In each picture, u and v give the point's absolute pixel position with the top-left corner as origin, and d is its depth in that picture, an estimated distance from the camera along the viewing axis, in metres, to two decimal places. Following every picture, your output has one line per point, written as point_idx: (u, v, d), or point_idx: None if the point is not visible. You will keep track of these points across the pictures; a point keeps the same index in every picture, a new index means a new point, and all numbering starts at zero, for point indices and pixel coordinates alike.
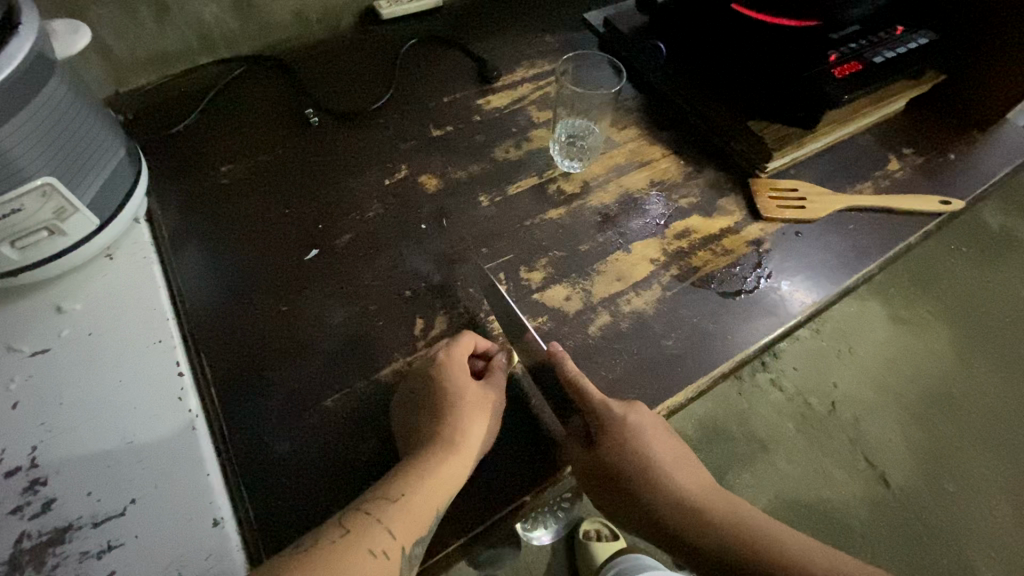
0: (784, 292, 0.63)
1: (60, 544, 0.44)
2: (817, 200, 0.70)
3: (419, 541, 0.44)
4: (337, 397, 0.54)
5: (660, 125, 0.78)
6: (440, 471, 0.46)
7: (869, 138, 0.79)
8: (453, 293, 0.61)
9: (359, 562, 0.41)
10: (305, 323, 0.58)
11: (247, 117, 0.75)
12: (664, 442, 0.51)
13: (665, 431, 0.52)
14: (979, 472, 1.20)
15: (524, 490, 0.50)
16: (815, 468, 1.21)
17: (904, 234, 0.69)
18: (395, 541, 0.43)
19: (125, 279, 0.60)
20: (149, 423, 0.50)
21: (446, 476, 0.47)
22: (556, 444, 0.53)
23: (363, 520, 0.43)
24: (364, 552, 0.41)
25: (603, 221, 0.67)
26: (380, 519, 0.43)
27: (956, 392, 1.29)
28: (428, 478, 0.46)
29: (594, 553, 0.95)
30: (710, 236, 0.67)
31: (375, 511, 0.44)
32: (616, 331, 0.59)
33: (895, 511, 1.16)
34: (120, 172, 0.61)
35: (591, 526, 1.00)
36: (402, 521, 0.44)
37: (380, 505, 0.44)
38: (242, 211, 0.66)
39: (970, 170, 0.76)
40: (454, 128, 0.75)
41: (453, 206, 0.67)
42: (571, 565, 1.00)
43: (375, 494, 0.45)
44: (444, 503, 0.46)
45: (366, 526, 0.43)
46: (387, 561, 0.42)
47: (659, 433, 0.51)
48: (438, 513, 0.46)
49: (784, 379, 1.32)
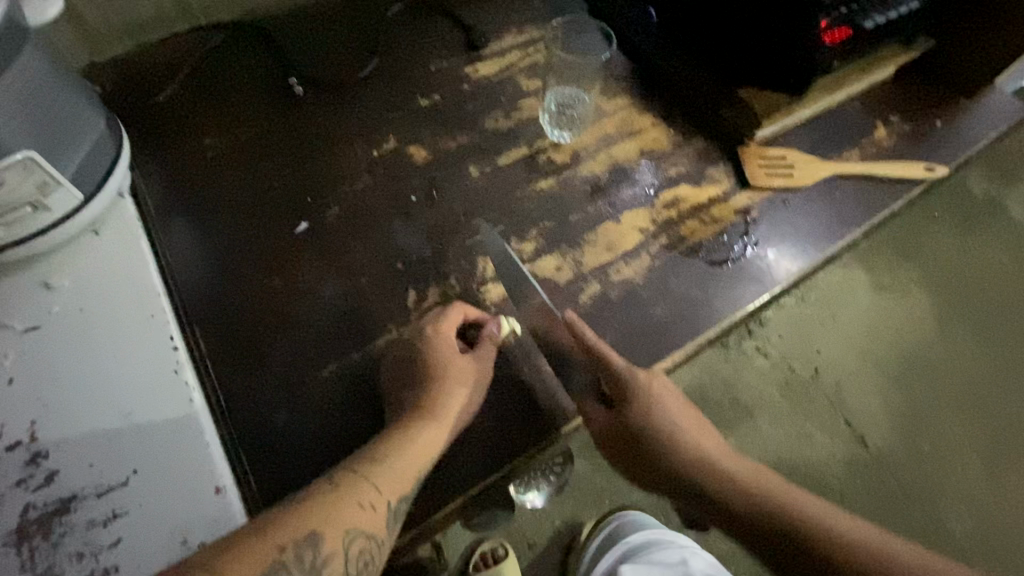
0: (770, 260, 0.64)
1: (66, 514, 0.46)
2: (804, 169, 0.71)
3: (405, 497, 0.46)
4: (333, 368, 0.55)
5: (651, 93, 0.77)
6: (421, 436, 0.48)
7: (858, 105, 0.79)
8: (444, 265, 0.61)
9: (347, 512, 0.44)
10: (297, 297, 0.58)
11: (229, 88, 0.73)
12: (674, 405, 0.53)
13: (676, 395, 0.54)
14: (951, 432, 1.25)
15: (515, 452, 0.52)
16: (796, 431, 1.25)
17: (888, 201, 0.70)
18: (382, 495, 0.45)
19: (113, 254, 0.59)
20: (146, 397, 0.51)
21: (429, 440, 0.48)
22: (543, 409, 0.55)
23: (353, 476, 0.45)
24: (354, 505, 0.44)
25: (593, 191, 0.68)
26: (368, 475, 0.45)
27: (935, 356, 1.34)
28: (414, 439, 0.48)
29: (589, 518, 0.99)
30: (699, 204, 0.68)
31: (365, 468, 0.46)
32: (606, 300, 0.60)
33: (871, 470, 1.22)
34: (102, 146, 0.60)
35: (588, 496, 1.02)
36: (389, 477, 0.46)
37: (369, 463, 0.46)
38: (228, 183, 0.65)
39: (955, 137, 0.77)
40: (442, 97, 0.74)
41: (443, 177, 0.67)
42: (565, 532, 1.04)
43: (363, 454, 0.47)
44: (429, 463, 0.48)
45: (354, 481, 0.45)
46: (373, 514, 0.44)
47: (668, 397, 0.53)
48: (424, 473, 0.47)
49: (769, 345, 1.35)
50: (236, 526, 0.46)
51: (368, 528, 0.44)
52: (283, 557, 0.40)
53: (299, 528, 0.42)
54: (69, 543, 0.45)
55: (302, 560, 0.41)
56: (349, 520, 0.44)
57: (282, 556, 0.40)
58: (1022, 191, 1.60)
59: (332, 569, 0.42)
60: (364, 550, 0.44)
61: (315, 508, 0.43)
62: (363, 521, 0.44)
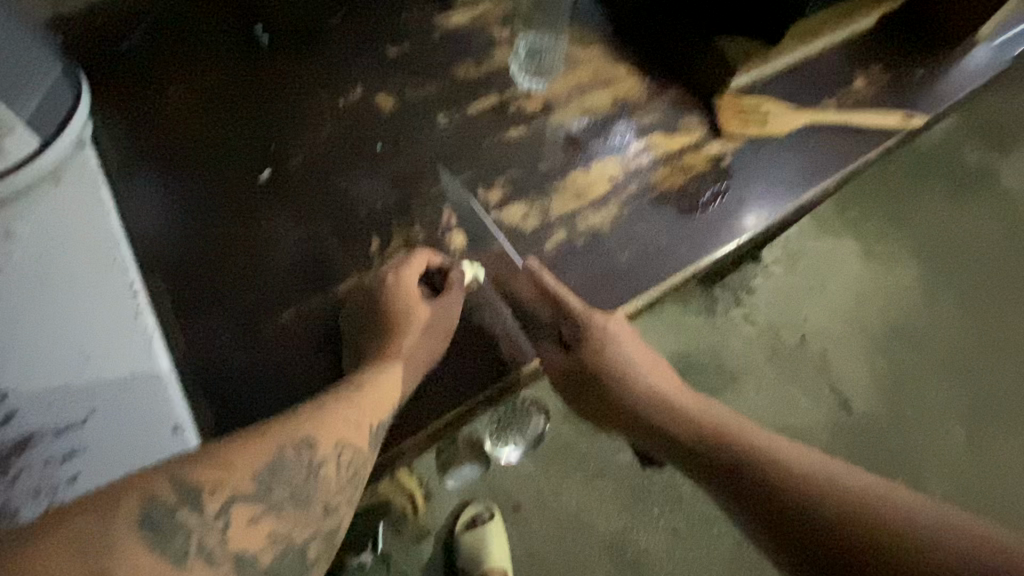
0: (739, 208, 0.64)
1: (24, 451, 0.46)
2: (779, 117, 0.70)
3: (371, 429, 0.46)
4: (295, 311, 0.54)
5: (626, 42, 0.75)
6: (394, 367, 0.49)
7: (839, 55, 0.77)
8: (410, 212, 0.61)
9: (334, 425, 0.43)
10: (260, 244, 0.58)
11: (192, 36, 0.71)
12: (632, 345, 0.56)
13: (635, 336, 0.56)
14: (934, 397, 1.26)
15: (495, 381, 0.53)
16: (780, 396, 1.26)
17: (863, 151, 0.69)
18: (363, 415, 0.45)
19: (73, 199, 0.58)
20: (105, 340, 0.51)
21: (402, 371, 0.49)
22: (520, 344, 0.55)
23: (333, 398, 0.45)
24: (340, 422, 0.44)
25: (565, 140, 0.67)
26: (348, 397, 0.46)
27: (920, 323, 1.34)
28: (390, 370, 0.49)
29: None
30: (671, 153, 0.67)
31: (344, 392, 0.46)
32: (572, 246, 0.60)
33: (853, 434, 1.23)
34: (58, 90, 0.58)
35: None
36: (370, 400, 0.46)
37: (347, 389, 0.47)
38: (191, 132, 0.64)
39: (935, 88, 0.76)
40: (412, 46, 0.72)
41: (411, 126, 0.66)
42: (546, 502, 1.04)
43: (340, 382, 0.47)
44: (404, 392, 0.49)
45: (337, 401, 0.45)
46: (359, 429, 0.44)
47: (625, 337, 0.55)
48: (401, 400, 0.48)
49: (757, 313, 1.33)
50: (190, 448, 0.47)
51: (356, 442, 0.44)
52: (283, 453, 0.41)
53: (267, 446, 0.41)
54: (28, 478, 0.45)
55: (302, 459, 0.41)
56: (338, 433, 0.43)
57: (283, 453, 0.41)
58: (1013, 160, 1.58)
59: (327, 473, 0.42)
60: (354, 461, 0.44)
61: (303, 420, 0.43)
62: (350, 435, 0.44)
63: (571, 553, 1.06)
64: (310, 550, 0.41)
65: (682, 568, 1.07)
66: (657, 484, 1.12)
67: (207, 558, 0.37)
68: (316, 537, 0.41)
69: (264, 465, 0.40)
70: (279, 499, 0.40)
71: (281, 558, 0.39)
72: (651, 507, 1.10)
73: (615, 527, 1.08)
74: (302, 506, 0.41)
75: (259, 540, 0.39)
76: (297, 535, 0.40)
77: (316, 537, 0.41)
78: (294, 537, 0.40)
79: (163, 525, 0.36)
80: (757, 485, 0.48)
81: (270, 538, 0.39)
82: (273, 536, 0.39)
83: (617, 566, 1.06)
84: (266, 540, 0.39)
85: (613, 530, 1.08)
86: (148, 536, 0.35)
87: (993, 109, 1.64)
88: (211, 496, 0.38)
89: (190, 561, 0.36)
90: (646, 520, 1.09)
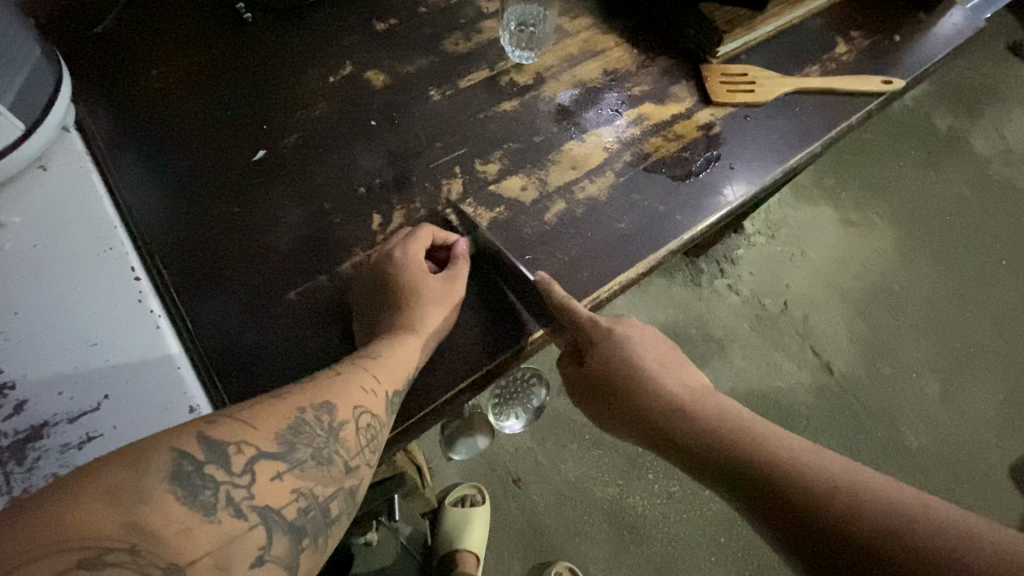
0: (731, 174, 0.65)
1: (38, 440, 0.45)
2: (765, 84, 0.71)
3: (387, 391, 0.47)
4: (300, 290, 0.55)
5: (613, 13, 0.76)
6: (405, 336, 0.50)
7: (820, 21, 0.79)
8: (409, 188, 0.61)
9: (351, 392, 0.45)
10: (261, 224, 0.57)
11: (172, 15, 0.69)
12: (641, 342, 0.55)
13: (646, 328, 0.56)
14: (912, 356, 1.31)
15: (503, 349, 0.54)
16: (766, 362, 1.29)
17: (847, 114, 0.71)
18: (379, 383, 0.46)
19: (64, 188, 0.56)
20: (111, 327, 0.50)
21: (413, 341, 0.50)
22: (527, 314, 0.56)
23: (349, 368, 0.47)
24: (357, 389, 0.45)
25: (558, 112, 0.67)
26: (364, 367, 0.47)
27: (896, 286, 1.38)
28: (401, 339, 0.50)
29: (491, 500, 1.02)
30: (663, 123, 0.68)
31: (358, 362, 0.47)
32: (571, 217, 0.61)
33: (837, 394, 1.27)
34: (39, 74, 0.57)
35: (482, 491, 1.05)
36: (384, 368, 0.47)
37: (362, 359, 0.48)
38: (179, 115, 0.63)
39: (912, 52, 0.78)
40: (399, 21, 0.71)
41: (403, 101, 0.66)
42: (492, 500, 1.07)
43: (356, 353, 0.49)
44: (416, 361, 0.50)
45: (353, 370, 0.46)
46: (374, 397, 0.46)
47: (633, 335, 0.55)
48: (413, 368, 0.50)
49: (741, 283, 1.36)
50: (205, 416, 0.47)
51: (371, 408, 0.45)
52: (303, 416, 0.41)
53: (288, 412, 0.41)
54: (45, 467, 0.44)
55: (321, 421, 0.42)
56: (356, 398, 0.45)
57: (303, 415, 0.41)
58: (983, 124, 1.62)
59: (345, 436, 0.43)
60: (370, 426, 0.45)
61: (321, 387, 0.44)
62: (366, 402, 0.45)
63: (572, 521, 1.08)
64: (332, 507, 0.41)
65: (679, 530, 1.10)
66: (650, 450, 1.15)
67: (235, 513, 0.36)
68: (339, 493, 0.41)
69: (285, 426, 0.40)
70: (302, 458, 0.40)
71: (304, 513, 0.39)
72: (646, 472, 1.14)
73: (613, 494, 1.11)
74: (324, 466, 0.41)
75: (283, 495, 0.38)
76: (320, 492, 0.40)
77: (338, 494, 0.41)
78: (316, 494, 0.40)
79: (192, 480, 0.35)
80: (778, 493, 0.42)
81: (294, 494, 0.39)
82: (298, 492, 0.39)
83: (617, 532, 1.08)
84: (290, 495, 0.39)
85: (611, 498, 1.11)
86: (178, 490, 0.34)
87: (961, 76, 1.69)
88: (237, 454, 0.38)
89: (219, 515, 0.35)
90: (641, 485, 1.13)
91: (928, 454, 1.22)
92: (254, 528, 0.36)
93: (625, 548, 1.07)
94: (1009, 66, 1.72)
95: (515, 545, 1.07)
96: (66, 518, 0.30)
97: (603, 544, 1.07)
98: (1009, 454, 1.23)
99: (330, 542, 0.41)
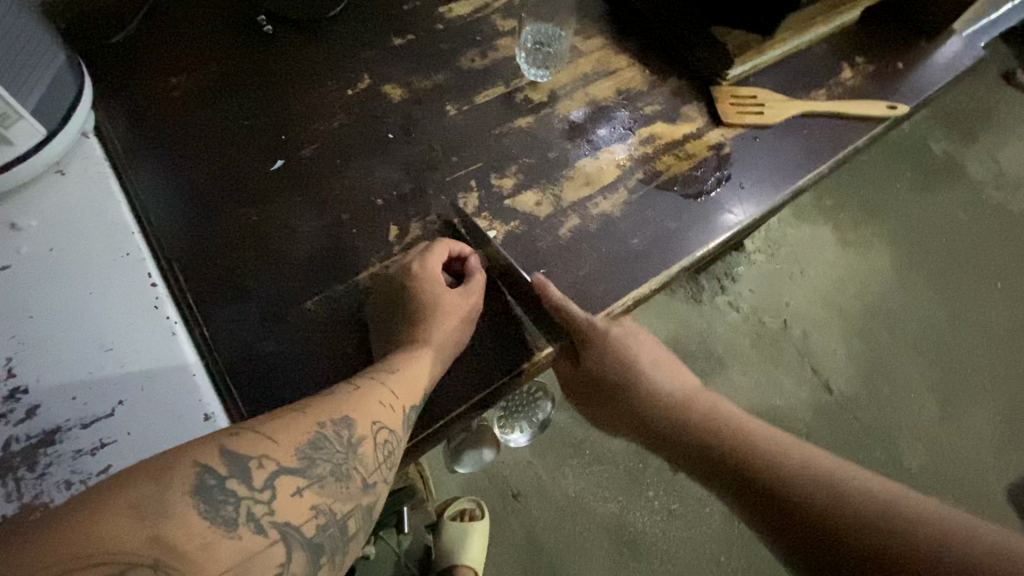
0: (739, 194, 0.66)
1: (50, 445, 0.45)
2: (774, 106, 0.72)
3: (406, 405, 0.47)
4: (316, 299, 0.55)
5: (627, 35, 0.77)
6: (421, 351, 0.50)
7: (826, 46, 0.81)
8: (426, 200, 0.62)
9: (369, 407, 0.45)
10: (277, 233, 0.58)
11: (193, 24, 0.70)
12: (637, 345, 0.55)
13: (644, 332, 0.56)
14: (909, 375, 1.32)
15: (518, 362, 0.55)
16: (766, 379, 1.29)
17: (853, 138, 0.72)
18: (396, 397, 0.47)
19: (83, 194, 0.56)
20: (128, 332, 0.50)
21: (428, 356, 0.50)
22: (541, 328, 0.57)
23: (367, 382, 0.47)
24: (374, 403, 0.45)
25: (572, 130, 0.68)
26: (381, 380, 0.47)
27: (895, 307, 1.39)
28: (417, 353, 0.50)
29: (477, 525, 1.02)
30: (674, 142, 0.69)
31: (377, 376, 0.47)
32: (585, 232, 0.62)
33: (836, 412, 1.27)
34: (61, 82, 0.57)
35: (469, 505, 1.06)
36: (401, 383, 0.48)
37: (379, 373, 0.48)
38: (197, 124, 0.64)
39: (914, 78, 0.80)
40: (417, 37, 0.72)
41: (420, 115, 0.67)
42: (483, 529, 1.03)
43: (374, 366, 0.49)
44: (432, 376, 0.50)
45: (370, 385, 0.46)
46: (393, 412, 0.46)
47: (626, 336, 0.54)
48: (429, 382, 0.50)
49: (741, 299, 1.37)
50: (221, 426, 0.47)
51: (389, 423, 0.45)
52: (323, 431, 0.41)
53: (307, 425, 0.41)
54: (56, 472, 0.44)
55: (340, 437, 0.42)
56: (374, 412, 0.45)
57: (322, 430, 0.41)
58: (977, 149, 1.65)
59: (364, 452, 0.43)
60: (388, 442, 0.45)
61: (341, 401, 0.44)
62: (384, 417, 0.45)
63: (571, 537, 1.08)
64: (349, 524, 0.40)
65: (678, 548, 1.09)
66: (651, 467, 1.15)
67: (255, 528, 0.36)
68: (357, 510, 0.41)
69: (305, 441, 0.40)
70: (321, 474, 0.40)
71: (322, 530, 0.39)
72: (646, 489, 1.13)
73: (613, 510, 1.10)
74: (342, 481, 0.41)
75: (303, 511, 0.38)
76: (338, 509, 0.40)
77: (355, 511, 0.41)
78: (335, 510, 0.40)
79: (214, 495, 0.35)
80: (786, 496, 0.43)
81: (313, 510, 0.39)
82: (316, 508, 0.39)
83: (616, 549, 1.08)
84: (310, 511, 0.38)
85: (610, 514, 1.10)
86: (200, 505, 0.34)
87: (958, 101, 1.72)
88: (258, 469, 0.37)
89: (239, 530, 0.35)
90: (641, 502, 1.12)
91: (925, 474, 1.22)
92: (274, 544, 0.36)
93: (624, 566, 1.07)
94: (1002, 92, 1.75)
95: (514, 560, 1.06)
96: (87, 533, 0.30)
97: (603, 561, 1.06)
98: (1006, 476, 1.23)
99: (346, 559, 0.41)
